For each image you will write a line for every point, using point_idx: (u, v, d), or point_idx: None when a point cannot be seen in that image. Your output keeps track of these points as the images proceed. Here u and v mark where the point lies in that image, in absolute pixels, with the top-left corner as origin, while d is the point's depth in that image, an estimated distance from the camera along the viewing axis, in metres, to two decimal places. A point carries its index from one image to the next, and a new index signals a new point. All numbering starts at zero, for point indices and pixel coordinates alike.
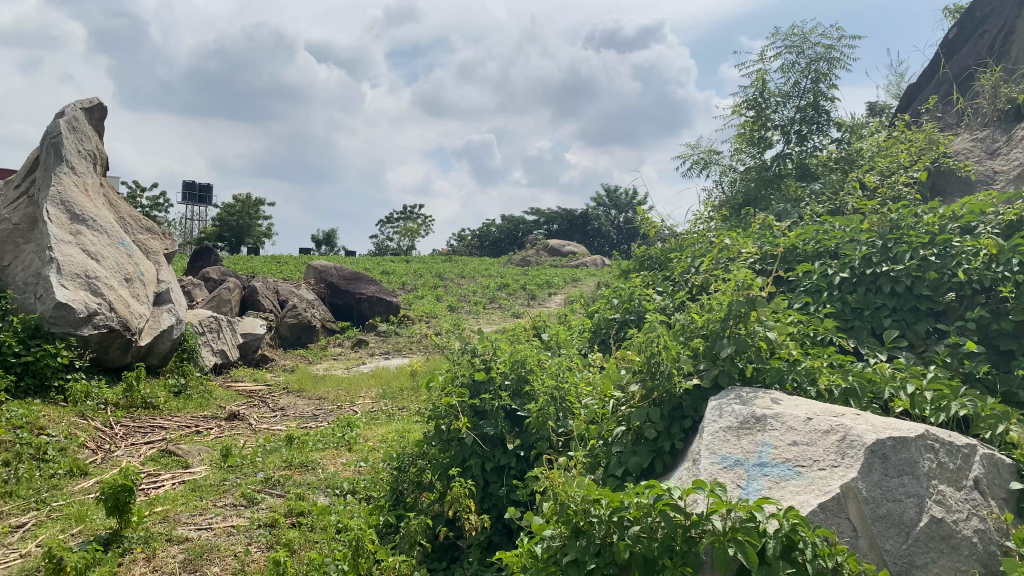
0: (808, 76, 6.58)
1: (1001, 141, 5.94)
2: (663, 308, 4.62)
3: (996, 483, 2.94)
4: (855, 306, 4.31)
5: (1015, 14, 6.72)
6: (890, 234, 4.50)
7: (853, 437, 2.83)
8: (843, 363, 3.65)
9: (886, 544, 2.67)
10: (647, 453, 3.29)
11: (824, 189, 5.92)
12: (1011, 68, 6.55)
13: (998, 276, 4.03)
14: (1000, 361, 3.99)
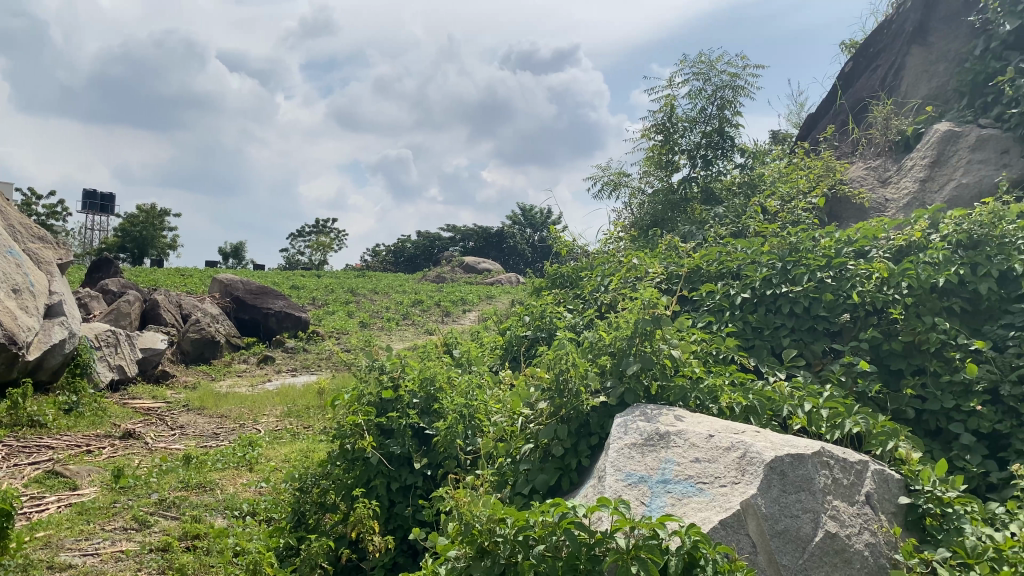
0: (714, 102, 6.78)
1: (892, 170, 6.26)
2: (573, 325, 4.65)
3: (886, 497, 3.06)
4: (756, 325, 4.43)
5: (903, 50, 7.07)
6: (789, 256, 4.65)
7: (753, 454, 2.90)
8: (744, 381, 3.74)
9: (783, 559, 2.71)
10: (554, 470, 3.29)
11: (728, 213, 6.09)
12: (901, 101, 6.90)
13: (889, 298, 4.24)
14: (890, 380, 4.19)
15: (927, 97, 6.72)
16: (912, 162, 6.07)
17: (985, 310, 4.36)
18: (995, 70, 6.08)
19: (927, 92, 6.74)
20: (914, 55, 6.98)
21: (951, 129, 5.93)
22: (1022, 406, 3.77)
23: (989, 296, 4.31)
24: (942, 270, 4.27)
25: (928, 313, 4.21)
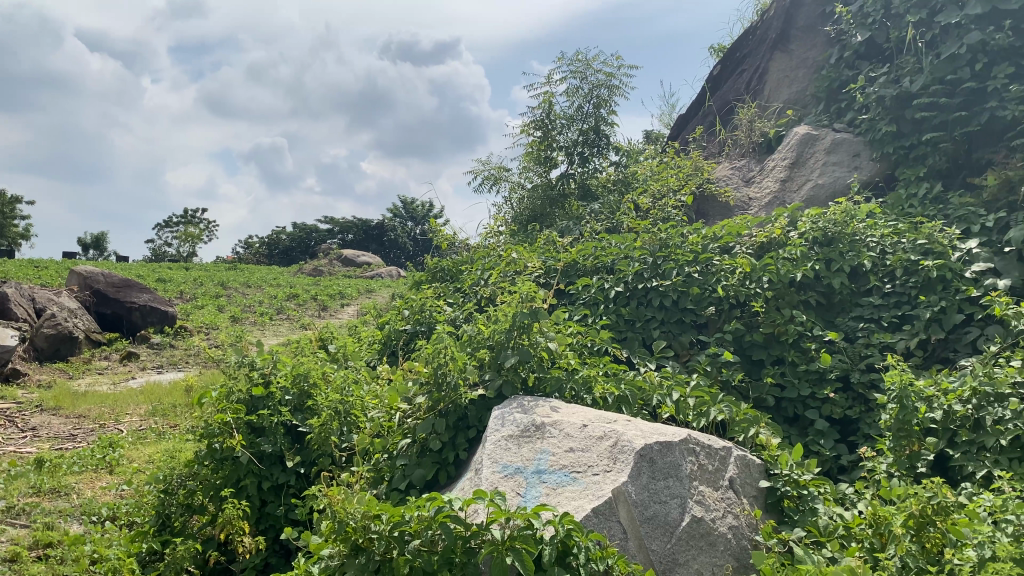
0: (590, 101, 6.92)
1: (756, 171, 6.58)
2: (452, 319, 4.65)
3: (748, 481, 3.22)
4: (628, 318, 4.56)
5: (766, 56, 7.43)
6: (660, 252, 4.80)
7: (624, 442, 2.99)
8: (616, 372, 3.83)
9: (652, 544, 2.83)
10: (431, 464, 3.30)
11: (603, 209, 6.24)
12: (764, 105, 7.24)
13: (750, 292, 4.46)
14: (752, 369, 4.38)
15: (788, 101, 7.07)
16: (773, 163, 6.40)
17: (837, 303, 4.64)
18: (848, 78, 6.46)
19: (787, 96, 7.10)
20: (777, 61, 7.34)
21: (809, 132, 6.31)
22: (869, 392, 4.06)
23: (841, 290, 4.62)
24: (799, 266, 4.54)
25: (787, 306, 4.45)
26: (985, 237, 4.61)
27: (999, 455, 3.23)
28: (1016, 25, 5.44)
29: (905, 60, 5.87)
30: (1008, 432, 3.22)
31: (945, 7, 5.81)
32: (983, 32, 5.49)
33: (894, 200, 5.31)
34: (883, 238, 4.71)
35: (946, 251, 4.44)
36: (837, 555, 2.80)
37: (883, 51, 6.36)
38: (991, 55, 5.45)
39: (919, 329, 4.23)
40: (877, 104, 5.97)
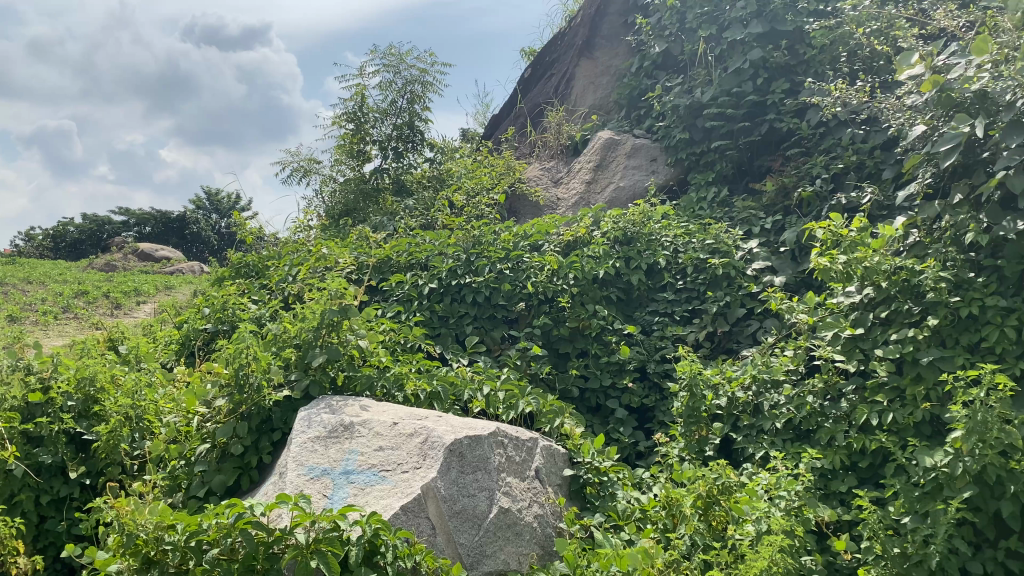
0: (404, 96, 6.88)
1: (564, 172, 6.83)
2: (257, 318, 4.46)
3: (553, 471, 3.33)
4: (441, 314, 4.57)
5: (573, 62, 7.72)
6: (473, 249, 4.84)
7: (434, 438, 3.01)
8: (429, 368, 3.82)
9: (461, 537, 2.86)
10: (232, 470, 3.20)
11: (417, 205, 6.22)
12: (572, 109, 7.53)
13: (558, 288, 4.62)
14: (559, 362, 4.51)
15: (592, 107, 7.41)
16: (580, 165, 6.67)
17: (636, 298, 4.91)
18: (647, 87, 6.85)
19: (592, 102, 7.43)
20: (583, 68, 7.65)
21: (612, 137, 6.64)
22: (664, 381, 4.34)
23: (639, 287, 4.89)
24: (602, 263, 4.77)
25: (591, 302, 4.65)
26: (764, 238, 5.05)
27: (775, 436, 3.54)
28: (791, 45, 5.96)
29: (697, 72, 6.28)
30: (782, 415, 3.54)
31: (731, 24, 6.25)
32: (764, 49, 5.97)
33: (687, 203, 5.68)
34: (676, 238, 5.03)
35: (731, 250, 4.82)
36: (634, 537, 2.96)
37: (678, 62, 6.78)
38: (771, 71, 5.94)
39: (707, 323, 4.59)
40: (672, 112, 6.36)
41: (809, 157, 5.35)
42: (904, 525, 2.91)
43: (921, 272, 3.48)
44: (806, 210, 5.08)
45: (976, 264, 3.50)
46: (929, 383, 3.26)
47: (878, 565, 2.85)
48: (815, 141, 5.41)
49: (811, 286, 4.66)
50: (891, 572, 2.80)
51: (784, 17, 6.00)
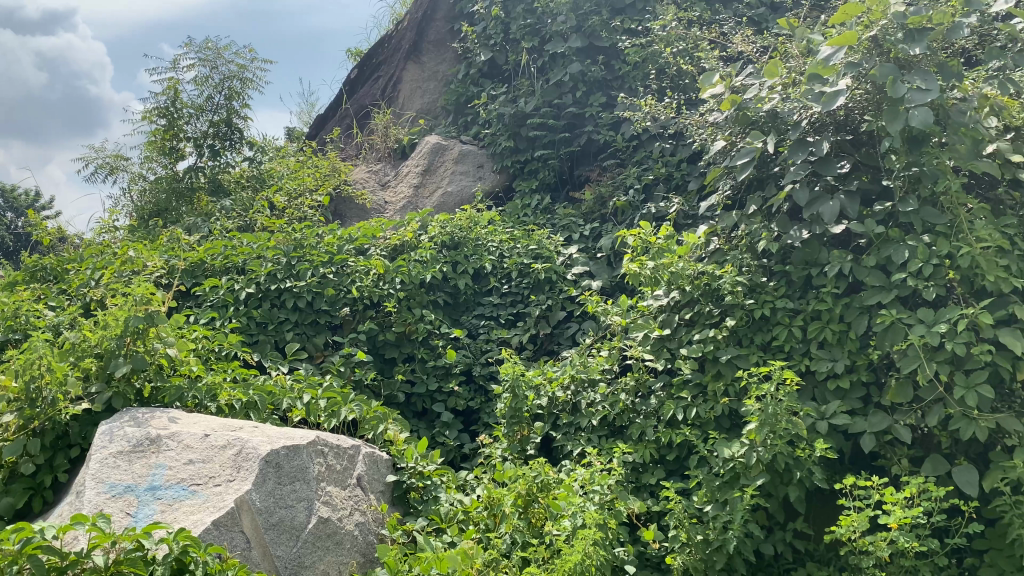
0: (221, 92, 6.59)
1: (391, 175, 6.80)
2: (54, 326, 4.10)
3: (376, 478, 3.30)
4: (260, 320, 4.40)
5: (399, 65, 7.68)
6: (294, 252, 4.71)
7: (249, 449, 2.91)
8: (246, 377, 3.69)
9: (277, 550, 2.79)
10: (23, 491, 2.99)
11: (235, 206, 5.95)
12: (398, 113, 7.51)
13: (384, 292, 4.58)
14: (384, 368, 4.49)
15: (420, 111, 7.43)
16: (407, 169, 6.67)
17: (462, 303, 4.97)
18: (473, 94, 6.93)
19: (420, 106, 7.45)
20: (410, 72, 7.62)
21: (439, 141, 6.68)
22: (488, 384, 4.44)
23: (466, 291, 4.96)
24: (429, 267, 4.76)
25: (417, 306, 4.65)
26: (584, 244, 5.27)
27: (591, 433, 3.70)
28: (607, 61, 6.26)
29: (521, 82, 6.42)
30: (598, 413, 3.69)
31: (552, 37, 6.44)
32: (582, 63, 6.22)
33: (511, 209, 5.80)
34: (501, 243, 5.13)
35: (553, 256, 4.98)
36: (456, 539, 2.99)
37: (502, 72, 6.94)
38: (588, 84, 6.21)
39: (530, 325, 4.71)
40: (497, 120, 6.47)
41: (624, 168, 5.65)
42: (707, 512, 3.10)
43: (721, 277, 3.75)
44: (620, 218, 5.37)
45: (767, 269, 3.81)
46: (728, 380, 3.52)
47: (682, 552, 3.02)
48: (629, 153, 5.71)
49: (625, 289, 4.90)
50: (695, 557, 2.99)
51: (601, 34, 6.28)
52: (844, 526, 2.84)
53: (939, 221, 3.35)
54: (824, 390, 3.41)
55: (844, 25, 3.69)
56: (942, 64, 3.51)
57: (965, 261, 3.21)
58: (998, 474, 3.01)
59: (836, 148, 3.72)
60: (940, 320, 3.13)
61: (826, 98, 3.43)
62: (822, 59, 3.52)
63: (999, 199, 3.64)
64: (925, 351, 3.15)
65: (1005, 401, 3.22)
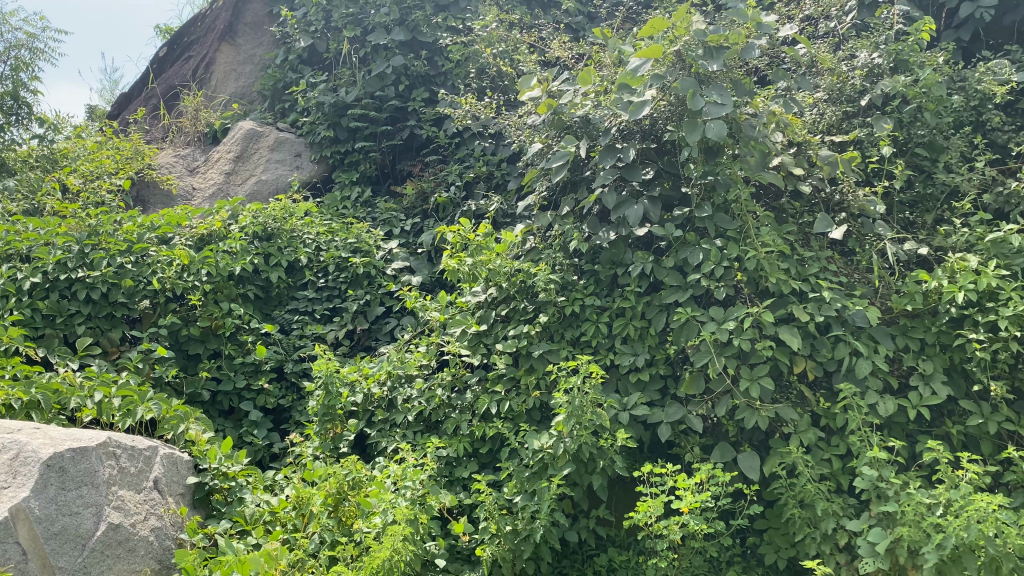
0: (6, 61, 6.00)
1: (200, 161, 6.48)
2: None
3: (175, 480, 3.11)
4: (47, 313, 4.05)
5: (211, 46, 7.32)
6: (87, 240, 4.33)
7: (28, 453, 2.67)
8: (28, 374, 3.39)
9: (60, 560, 2.60)
10: None
11: (20, 186, 5.42)
12: (210, 95, 7.19)
13: (188, 285, 4.32)
14: (188, 364, 4.27)
15: (233, 95, 7.17)
16: (218, 155, 6.38)
17: (275, 296, 4.81)
18: (292, 81, 6.71)
19: (234, 90, 7.18)
20: (224, 53, 7.30)
21: (254, 128, 6.42)
22: (301, 381, 4.34)
23: (279, 284, 4.80)
24: (239, 259, 4.56)
25: (225, 299, 4.46)
26: (404, 239, 5.25)
27: (406, 429, 3.69)
28: (430, 56, 6.27)
29: (342, 72, 6.27)
30: (413, 408, 3.69)
31: (375, 29, 6.34)
32: (404, 57, 6.16)
33: (330, 201, 5.68)
34: (318, 236, 5.00)
35: (371, 250, 4.92)
36: (261, 541, 2.90)
37: (323, 60, 6.75)
38: (411, 79, 6.19)
39: (347, 320, 4.66)
40: (316, 108, 6.28)
41: (445, 165, 5.69)
42: (516, 503, 3.17)
43: (535, 274, 3.84)
44: (441, 214, 5.40)
45: (578, 268, 3.97)
46: (539, 374, 3.64)
47: (492, 543, 3.06)
48: (451, 149, 5.77)
49: (445, 286, 4.95)
50: (504, 548, 3.05)
51: (423, 29, 6.28)
52: (641, 512, 3.00)
53: (730, 227, 3.62)
54: (627, 382, 3.61)
55: (651, 38, 3.87)
56: (736, 81, 3.77)
57: (752, 264, 3.49)
58: (776, 459, 3.30)
59: (641, 155, 3.92)
60: (729, 318, 3.39)
61: (633, 108, 3.62)
62: (630, 69, 3.69)
63: (782, 208, 4.00)
64: (715, 346, 3.40)
65: (784, 392, 3.54)
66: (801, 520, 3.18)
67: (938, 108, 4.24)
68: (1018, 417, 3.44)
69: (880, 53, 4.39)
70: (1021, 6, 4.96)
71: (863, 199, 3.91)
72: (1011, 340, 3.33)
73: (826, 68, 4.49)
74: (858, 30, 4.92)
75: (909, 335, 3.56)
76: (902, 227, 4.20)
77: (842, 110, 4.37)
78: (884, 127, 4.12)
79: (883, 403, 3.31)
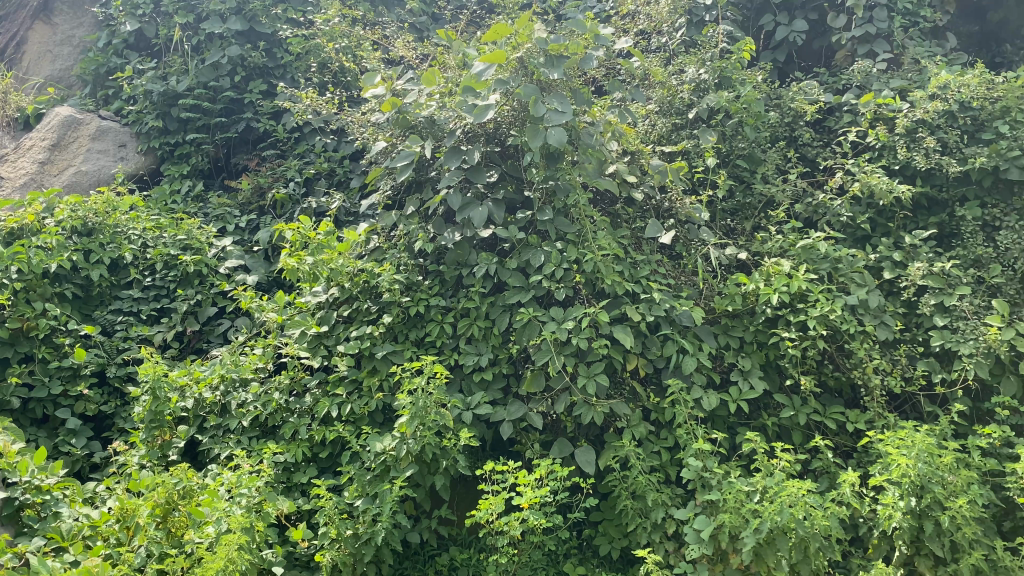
0: None
1: (10, 149, 5.92)
2: None
3: None
4: None
5: (23, 24, 6.78)
6: None
7: None
8: None
9: None
10: None
11: None
12: (21, 77, 6.63)
13: None
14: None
15: (48, 78, 6.64)
16: (31, 143, 5.86)
17: (96, 296, 4.50)
18: (115, 66, 6.26)
19: (49, 73, 6.66)
20: (37, 33, 6.79)
21: (72, 115, 5.97)
22: (125, 386, 4.08)
23: (100, 283, 4.49)
24: (54, 256, 4.24)
25: (38, 299, 4.11)
26: (239, 237, 5.06)
27: (241, 435, 3.54)
28: (268, 47, 6.06)
29: (172, 59, 5.95)
30: (248, 413, 3.53)
31: (209, 16, 6.06)
32: (241, 47, 5.92)
33: (158, 194, 5.37)
34: (145, 232, 4.69)
35: (203, 248, 4.68)
36: (80, 558, 2.69)
37: (151, 45, 6.38)
38: (247, 70, 5.96)
39: (176, 322, 4.43)
40: (142, 96, 5.89)
41: (284, 160, 5.52)
42: (356, 507, 3.12)
43: (379, 274, 3.81)
44: (279, 211, 5.24)
45: (423, 269, 3.96)
46: (382, 375, 3.61)
47: (332, 548, 3.00)
48: (290, 145, 5.61)
49: (283, 285, 4.83)
50: (344, 552, 3.00)
51: (261, 19, 6.06)
52: (483, 510, 3.03)
53: (570, 230, 3.74)
54: (470, 382, 3.65)
55: (494, 43, 3.92)
56: (575, 90, 3.90)
57: (589, 267, 3.62)
58: (611, 453, 3.43)
59: (485, 159, 3.98)
60: (568, 318, 3.51)
61: (478, 110, 3.63)
62: (475, 73, 3.70)
63: (617, 212, 4.19)
64: (555, 346, 3.49)
65: (618, 388, 3.70)
66: (633, 511, 3.33)
67: (756, 122, 4.57)
68: (824, 408, 3.76)
69: (706, 69, 4.62)
70: (828, 32, 5.43)
71: (689, 207, 4.15)
72: (818, 338, 3.64)
73: (658, 81, 4.73)
74: (686, 47, 5.21)
75: (729, 334, 3.82)
76: (724, 233, 4.49)
77: (672, 122, 4.62)
78: (709, 140, 4.39)
79: (707, 397, 3.53)
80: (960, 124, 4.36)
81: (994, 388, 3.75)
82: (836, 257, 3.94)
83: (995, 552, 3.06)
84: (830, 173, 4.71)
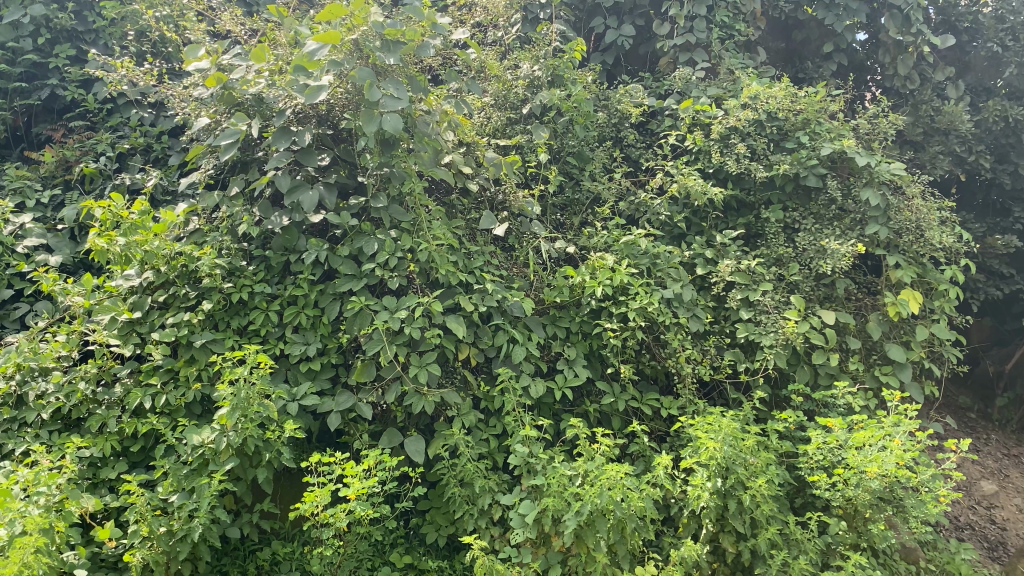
0: None
1: None
2: None
3: None
4: None
5: None
6: None
7: None
8: None
9: None
10: None
11: None
12: None
13: None
14: None
15: None
16: None
17: None
18: None
19: None
20: None
21: None
22: None
23: None
24: None
25: None
26: (40, 213, 4.65)
27: (40, 429, 3.26)
28: (77, 10, 5.58)
29: None
30: (50, 406, 3.26)
31: None
32: (46, 7, 5.40)
33: None
34: None
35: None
36: None
37: None
38: (53, 32, 5.46)
39: None
40: None
41: (94, 132, 5.13)
42: (171, 503, 2.95)
43: (198, 258, 3.61)
44: (87, 187, 4.86)
45: (247, 253, 3.81)
46: (201, 365, 3.45)
47: (143, 547, 2.80)
48: (101, 116, 5.22)
49: (90, 267, 4.55)
50: (156, 551, 2.81)
51: None
52: (307, 502, 2.93)
53: (404, 218, 3.73)
54: (297, 372, 3.56)
55: (328, 23, 3.80)
56: (411, 77, 3.85)
57: (423, 256, 3.61)
58: (440, 441, 3.45)
59: (317, 141, 3.87)
60: (401, 307, 3.48)
61: (309, 91, 3.51)
62: (307, 51, 3.53)
63: (451, 203, 4.23)
64: (387, 335, 3.45)
65: (448, 376, 3.72)
66: (461, 498, 3.37)
67: (585, 121, 4.75)
68: (641, 396, 3.98)
69: (540, 66, 4.71)
70: (652, 39, 5.70)
71: (522, 200, 4.25)
72: (637, 329, 3.83)
73: (494, 74, 4.77)
74: (521, 42, 5.31)
75: (556, 324, 3.94)
76: (554, 227, 4.64)
77: (506, 116, 4.71)
78: (542, 136, 4.51)
79: (534, 385, 3.62)
80: (767, 133, 4.71)
81: (790, 375, 4.10)
82: (655, 253, 4.15)
83: (789, 526, 3.35)
84: (651, 172, 4.96)
